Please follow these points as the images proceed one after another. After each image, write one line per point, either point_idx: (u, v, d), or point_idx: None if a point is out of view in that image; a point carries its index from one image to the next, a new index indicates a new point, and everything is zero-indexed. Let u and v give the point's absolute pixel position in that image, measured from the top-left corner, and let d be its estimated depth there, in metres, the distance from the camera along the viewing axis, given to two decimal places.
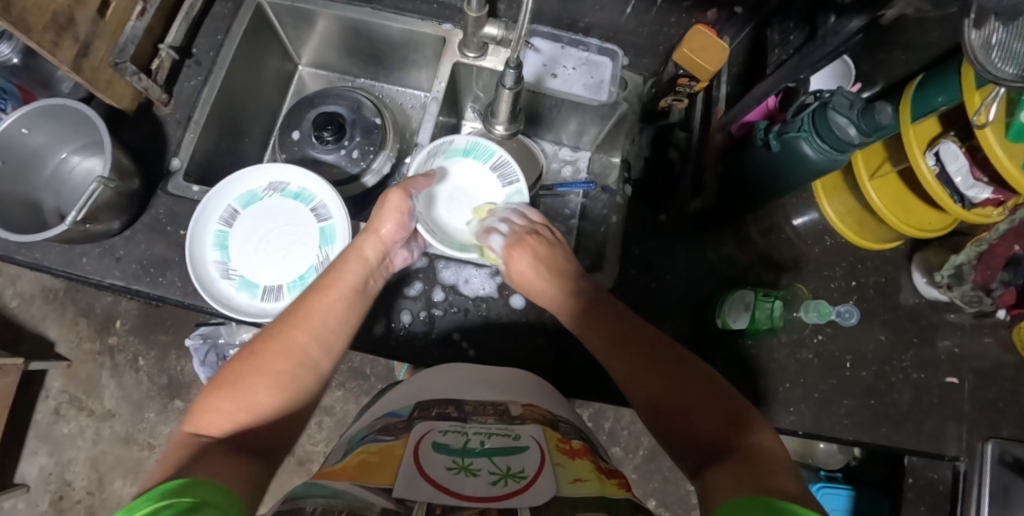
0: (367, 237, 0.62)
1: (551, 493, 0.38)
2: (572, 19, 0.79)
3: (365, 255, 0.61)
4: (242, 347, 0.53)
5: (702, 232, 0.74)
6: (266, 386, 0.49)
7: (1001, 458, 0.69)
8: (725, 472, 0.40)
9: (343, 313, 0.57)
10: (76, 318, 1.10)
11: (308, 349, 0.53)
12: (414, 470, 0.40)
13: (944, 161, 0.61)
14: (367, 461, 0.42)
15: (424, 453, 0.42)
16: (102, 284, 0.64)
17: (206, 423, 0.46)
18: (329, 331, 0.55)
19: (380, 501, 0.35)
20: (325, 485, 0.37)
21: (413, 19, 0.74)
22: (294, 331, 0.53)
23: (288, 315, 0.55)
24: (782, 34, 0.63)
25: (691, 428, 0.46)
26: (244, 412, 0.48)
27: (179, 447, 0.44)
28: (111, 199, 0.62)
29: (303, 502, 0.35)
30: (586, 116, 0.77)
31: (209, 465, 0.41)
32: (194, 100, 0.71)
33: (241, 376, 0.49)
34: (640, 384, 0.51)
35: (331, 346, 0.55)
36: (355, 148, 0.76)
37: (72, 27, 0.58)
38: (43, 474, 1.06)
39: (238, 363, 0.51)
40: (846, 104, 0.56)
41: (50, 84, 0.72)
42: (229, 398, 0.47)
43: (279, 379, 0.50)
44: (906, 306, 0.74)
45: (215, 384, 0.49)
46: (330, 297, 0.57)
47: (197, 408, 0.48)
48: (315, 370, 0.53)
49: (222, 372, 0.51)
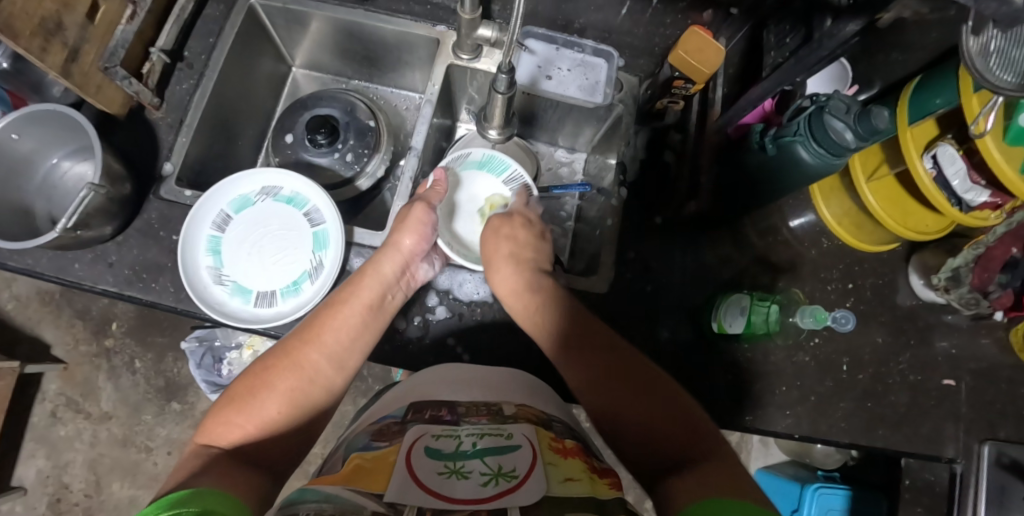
0: (385, 250, 0.61)
1: (541, 492, 0.38)
2: (567, 20, 0.78)
3: (385, 272, 0.60)
4: (255, 360, 0.54)
5: (699, 235, 0.73)
6: (276, 402, 0.50)
7: (998, 460, 0.69)
8: (689, 474, 0.42)
9: (357, 330, 0.57)
10: (72, 321, 1.10)
11: (320, 367, 0.54)
12: (405, 474, 0.39)
13: (941, 163, 0.60)
14: (362, 466, 0.41)
15: (415, 457, 0.41)
16: (95, 290, 0.64)
17: (217, 434, 0.47)
18: (341, 350, 0.56)
19: (371, 505, 0.35)
20: (318, 489, 0.37)
21: (406, 20, 0.74)
22: (306, 349, 0.54)
23: (303, 329, 0.56)
24: (778, 37, 0.62)
25: (646, 432, 0.49)
26: (254, 427, 0.48)
27: (190, 457, 0.45)
28: (102, 205, 0.61)
29: (297, 507, 0.34)
30: (582, 117, 0.76)
31: (219, 475, 0.41)
32: (186, 104, 0.71)
33: (253, 391, 0.50)
34: (600, 396, 0.53)
35: (344, 364, 0.56)
36: (349, 151, 0.75)
37: (61, 32, 0.57)
38: (41, 477, 1.06)
39: (249, 377, 0.52)
40: (843, 108, 0.55)
41: (40, 89, 0.72)
42: (240, 412, 0.48)
43: (289, 396, 0.51)
44: (904, 308, 0.74)
45: (229, 397, 0.50)
46: (344, 314, 0.57)
47: (210, 419, 0.49)
48: (325, 388, 0.54)
49: (235, 384, 0.52)
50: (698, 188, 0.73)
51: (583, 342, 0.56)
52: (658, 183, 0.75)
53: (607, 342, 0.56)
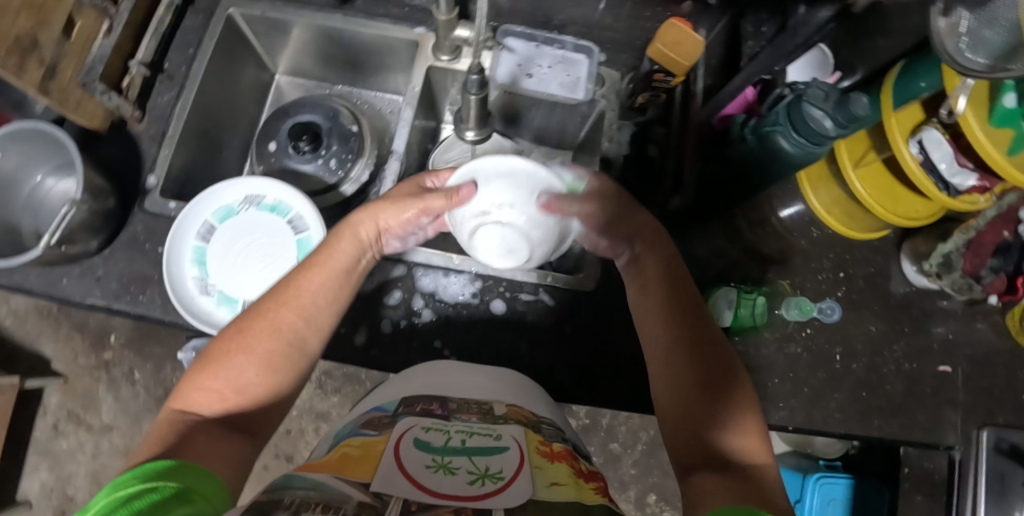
0: (367, 209, 0.57)
1: (527, 496, 0.37)
2: (547, 17, 0.77)
3: (361, 235, 0.57)
4: (232, 321, 0.51)
5: (685, 228, 0.73)
6: (255, 367, 0.48)
7: (998, 446, 0.68)
8: (719, 478, 0.40)
9: (332, 293, 0.54)
10: (70, 334, 1.10)
11: (297, 330, 0.51)
12: (393, 466, 0.38)
13: (928, 148, 0.60)
14: (348, 455, 0.40)
15: (404, 448, 0.41)
16: (83, 304, 0.64)
17: (195, 399, 0.46)
18: (316, 313, 0.52)
19: (356, 496, 0.34)
20: (305, 476, 0.36)
21: (385, 23, 0.74)
22: (280, 310, 0.51)
23: (276, 290, 0.53)
24: (757, 28, 0.66)
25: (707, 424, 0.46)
26: (233, 394, 0.47)
27: (166, 425, 0.44)
28: (86, 220, 0.62)
29: (283, 493, 0.34)
30: (565, 113, 0.76)
31: (196, 447, 0.41)
32: (166, 116, 0.71)
33: (227, 355, 0.48)
34: (676, 364, 0.50)
35: (319, 325, 0.52)
36: (333, 157, 0.75)
37: (37, 49, 0.58)
38: (45, 489, 1.08)
39: (224, 341, 0.49)
40: (821, 96, 0.54)
41: (22, 106, 0.72)
42: (215, 379, 0.46)
43: (268, 361, 0.48)
44: (897, 295, 0.73)
45: (203, 359, 0.48)
46: (320, 277, 0.54)
47: (184, 384, 0.47)
48: (303, 351, 0.51)
49: (211, 346, 0.49)
50: (681, 182, 0.70)
51: (671, 307, 0.53)
52: (641, 179, 0.75)
53: (699, 314, 0.52)
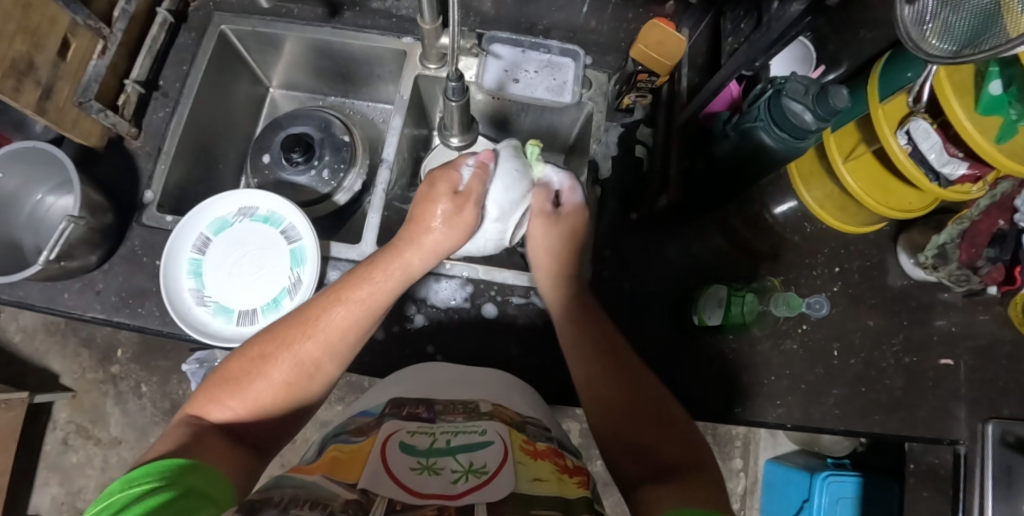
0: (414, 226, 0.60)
1: (509, 490, 0.37)
2: (531, 22, 0.78)
3: (411, 263, 0.58)
4: (254, 338, 0.52)
5: (675, 228, 0.73)
6: (272, 389, 0.49)
7: (1003, 439, 0.67)
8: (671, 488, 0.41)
9: (362, 327, 0.54)
10: (78, 350, 1.13)
11: (321, 361, 0.51)
12: (379, 467, 0.39)
13: (916, 139, 0.58)
14: (337, 458, 0.41)
15: (390, 450, 0.41)
16: (84, 318, 0.66)
17: (209, 409, 0.47)
18: (343, 346, 0.52)
19: (343, 493, 0.34)
20: (294, 478, 0.37)
21: (373, 34, 0.75)
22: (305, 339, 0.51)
23: (305, 311, 0.53)
24: (733, 24, 0.66)
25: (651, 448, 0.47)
26: (247, 411, 0.47)
27: (179, 428, 0.45)
28: (84, 235, 0.63)
29: (273, 491, 0.34)
30: (553, 116, 0.76)
31: (207, 452, 0.42)
32: (162, 132, 0.73)
33: (248, 373, 0.48)
34: (605, 394, 0.52)
35: (343, 358, 0.53)
36: (326, 168, 0.76)
37: (33, 71, 0.59)
38: (55, 504, 1.10)
39: (246, 357, 0.49)
40: (801, 90, 0.54)
41: (22, 127, 0.74)
42: (232, 394, 0.47)
43: (287, 385, 0.49)
44: (894, 289, 0.72)
45: (222, 373, 0.49)
46: (353, 307, 0.53)
47: (202, 394, 0.48)
48: (322, 378, 0.52)
49: (229, 360, 0.50)
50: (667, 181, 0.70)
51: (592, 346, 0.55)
52: (631, 179, 0.74)
53: (612, 348, 0.56)
